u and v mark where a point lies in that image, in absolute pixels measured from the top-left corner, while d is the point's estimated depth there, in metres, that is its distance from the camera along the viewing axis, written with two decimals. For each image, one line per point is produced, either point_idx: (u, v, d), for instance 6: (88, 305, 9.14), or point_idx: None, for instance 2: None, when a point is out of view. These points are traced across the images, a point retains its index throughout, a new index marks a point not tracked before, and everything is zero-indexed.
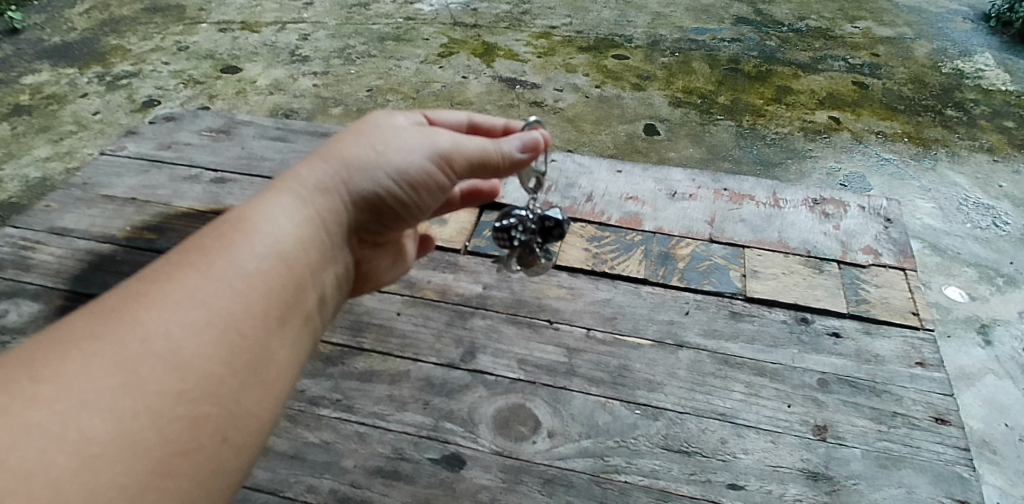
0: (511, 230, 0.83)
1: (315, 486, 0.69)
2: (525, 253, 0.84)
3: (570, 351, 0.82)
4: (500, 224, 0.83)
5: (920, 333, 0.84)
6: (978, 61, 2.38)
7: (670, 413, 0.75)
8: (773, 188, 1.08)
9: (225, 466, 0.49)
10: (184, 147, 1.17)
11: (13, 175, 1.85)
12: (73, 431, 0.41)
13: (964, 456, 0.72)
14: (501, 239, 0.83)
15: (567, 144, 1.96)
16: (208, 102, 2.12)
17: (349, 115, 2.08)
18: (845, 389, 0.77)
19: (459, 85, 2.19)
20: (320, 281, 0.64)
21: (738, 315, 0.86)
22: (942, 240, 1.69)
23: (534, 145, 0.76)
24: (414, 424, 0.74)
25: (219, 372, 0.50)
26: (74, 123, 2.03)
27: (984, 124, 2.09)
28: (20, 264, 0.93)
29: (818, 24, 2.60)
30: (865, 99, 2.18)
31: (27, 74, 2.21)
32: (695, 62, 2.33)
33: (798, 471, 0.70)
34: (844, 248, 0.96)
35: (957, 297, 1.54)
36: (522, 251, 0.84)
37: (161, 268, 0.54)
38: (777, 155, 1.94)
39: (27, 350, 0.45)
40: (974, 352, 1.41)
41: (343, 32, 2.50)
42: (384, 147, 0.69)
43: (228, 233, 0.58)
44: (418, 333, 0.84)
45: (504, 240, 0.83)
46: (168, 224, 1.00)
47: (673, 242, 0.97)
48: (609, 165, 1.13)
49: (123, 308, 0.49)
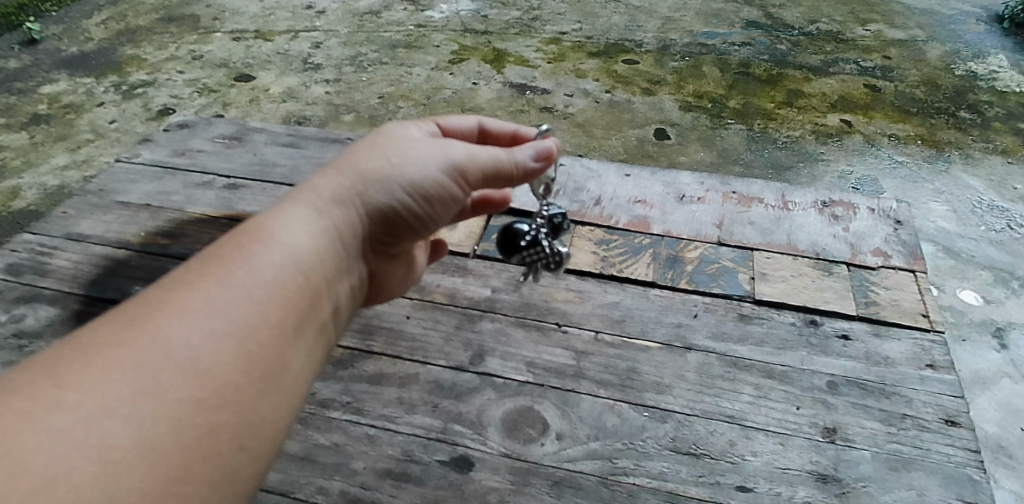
0: (536, 242, 0.82)
1: (326, 487, 0.70)
2: (552, 255, 0.82)
3: (579, 354, 0.82)
4: (523, 242, 0.81)
5: (931, 335, 0.83)
6: (992, 62, 2.36)
7: (679, 415, 0.75)
8: (782, 191, 1.08)
9: (242, 473, 0.50)
10: (198, 154, 1.19)
11: (30, 184, 1.89)
12: (95, 438, 0.41)
13: (975, 458, 0.71)
14: (531, 255, 0.82)
15: (577, 148, 1.97)
16: (222, 109, 2.15)
17: (361, 122, 2.10)
18: (855, 391, 0.77)
19: (469, 91, 2.21)
20: (334, 291, 0.65)
21: (747, 317, 0.86)
22: (956, 243, 1.68)
23: (547, 154, 0.77)
24: (424, 427, 0.75)
25: (236, 380, 0.51)
26: (91, 132, 2.07)
27: (999, 126, 2.07)
28: (37, 269, 0.95)
29: (830, 27, 2.59)
30: (877, 102, 2.17)
31: (45, 84, 2.26)
32: (706, 66, 2.33)
33: (807, 473, 0.70)
34: (853, 250, 0.96)
35: (972, 300, 1.52)
36: (552, 256, 0.83)
37: (180, 276, 0.55)
38: (788, 158, 1.93)
39: (51, 356, 0.46)
40: (989, 356, 1.40)
41: (355, 40, 2.52)
42: (399, 160, 0.70)
43: (245, 244, 0.59)
44: (427, 336, 0.85)
45: (534, 253, 0.82)
46: (182, 230, 1.02)
47: (682, 246, 0.97)
48: (618, 169, 1.13)
49: (144, 315, 0.50)
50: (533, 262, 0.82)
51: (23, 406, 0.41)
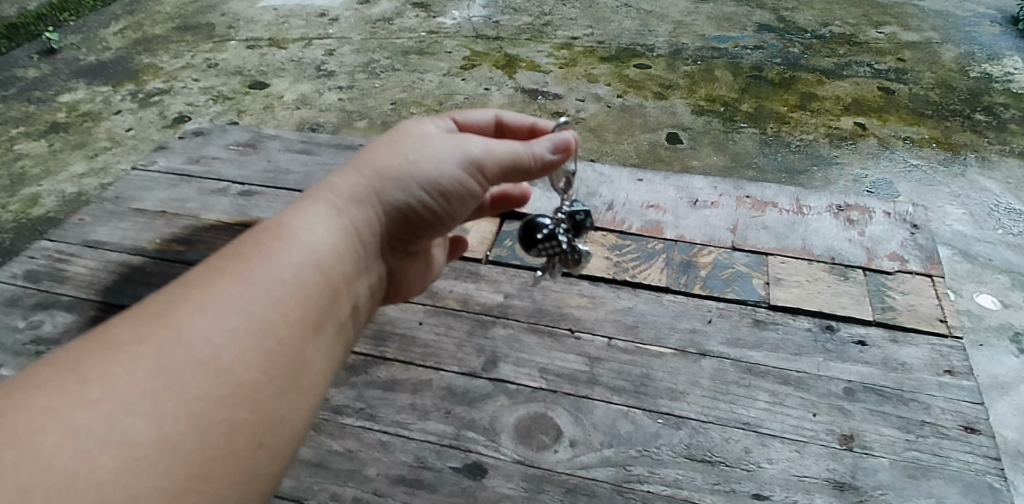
0: (555, 236, 0.82)
1: (339, 494, 0.70)
2: (572, 253, 0.83)
3: (592, 360, 0.81)
4: (542, 234, 0.81)
5: (949, 341, 0.82)
6: (1008, 64, 2.33)
7: (693, 423, 0.74)
8: (796, 195, 1.07)
9: (262, 471, 0.50)
10: (213, 161, 1.20)
11: (49, 191, 1.92)
12: (117, 433, 0.42)
13: (996, 466, 0.70)
14: (547, 248, 0.82)
15: (590, 153, 1.97)
16: (237, 116, 2.17)
17: (373, 128, 2.11)
18: (872, 398, 0.76)
19: (481, 97, 2.22)
20: (352, 291, 0.65)
21: (762, 323, 0.85)
22: (974, 246, 1.66)
23: (565, 146, 0.76)
24: (437, 433, 0.75)
25: (256, 378, 0.51)
26: (108, 140, 2.09)
27: (1015, 128, 2.04)
28: (55, 276, 0.96)
29: (842, 30, 2.57)
30: (891, 105, 2.15)
31: (63, 93, 2.29)
32: (718, 70, 2.32)
33: (824, 481, 0.69)
34: (869, 255, 0.95)
35: (990, 304, 1.50)
36: (568, 253, 0.82)
37: (200, 274, 0.55)
38: (802, 162, 1.92)
39: (75, 351, 0.46)
40: (1008, 361, 1.37)
41: (368, 46, 2.54)
42: (416, 156, 0.70)
43: (265, 242, 0.59)
44: (439, 342, 0.85)
45: (550, 247, 0.82)
46: (197, 236, 1.03)
47: (695, 250, 0.96)
48: (630, 173, 1.13)
49: (166, 312, 0.50)
50: (548, 255, 0.82)
51: (47, 401, 0.42)
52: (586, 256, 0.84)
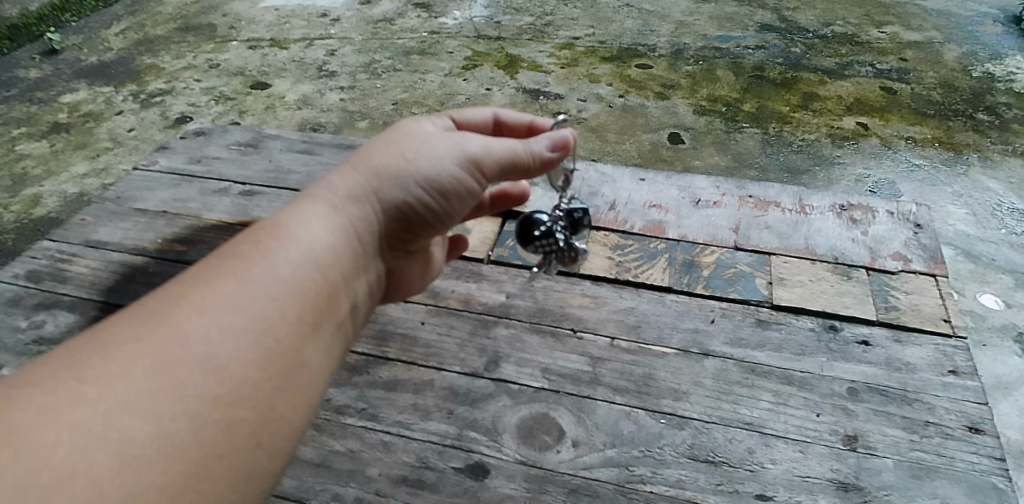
0: (553, 234, 0.81)
1: (340, 494, 0.70)
2: (568, 251, 0.83)
3: (595, 360, 0.81)
4: (540, 231, 0.80)
5: (953, 341, 0.82)
6: (1010, 64, 2.32)
7: (696, 423, 0.74)
8: (799, 195, 1.06)
9: (260, 470, 0.50)
10: (214, 161, 1.20)
11: (51, 191, 1.92)
12: (114, 432, 0.42)
13: (1000, 467, 0.70)
14: (544, 245, 0.81)
15: (591, 153, 1.97)
16: (238, 117, 2.17)
17: (375, 128, 2.11)
18: (876, 398, 0.76)
19: (482, 97, 2.22)
20: (350, 289, 0.65)
21: (765, 323, 0.85)
22: (977, 246, 1.65)
23: (563, 144, 0.75)
24: (438, 434, 0.75)
25: (254, 377, 0.51)
26: (110, 140, 2.09)
27: (1017, 128, 2.03)
28: (56, 277, 0.96)
29: (844, 29, 2.56)
30: (893, 105, 2.14)
31: (65, 93, 2.29)
32: (720, 70, 2.31)
33: (828, 482, 0.69)
34: (872, 255, 0.94)
35: (993, 304, 1.50)
36: (565, 251, 0.83)
37: (198, 272, 0.55)
38: (805, 162, 1.92)
39: (73, 350, 0.46)
40: (1012, 361, 1.37)
41: (369, 47, 2.54)
42: (414, 154, 0.69)
43: (263, 241, 0.59)
44: (441, 342, 0.84)
45: (548, 244, 0.81)
46: (198, 236, 1.03)
47: (697, 250, 0.96)
48: (632, 173, 1.12)
49: (164, 310, 0.50)
50: (545, 252, 0.82)
51: (44, 400, 0.41)
52: (579, 254, 0.85)
